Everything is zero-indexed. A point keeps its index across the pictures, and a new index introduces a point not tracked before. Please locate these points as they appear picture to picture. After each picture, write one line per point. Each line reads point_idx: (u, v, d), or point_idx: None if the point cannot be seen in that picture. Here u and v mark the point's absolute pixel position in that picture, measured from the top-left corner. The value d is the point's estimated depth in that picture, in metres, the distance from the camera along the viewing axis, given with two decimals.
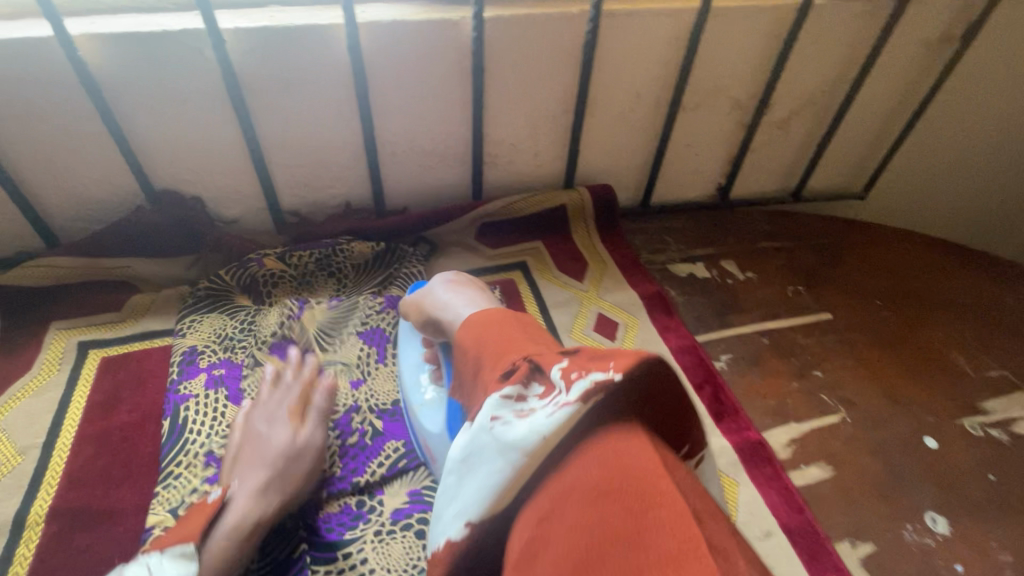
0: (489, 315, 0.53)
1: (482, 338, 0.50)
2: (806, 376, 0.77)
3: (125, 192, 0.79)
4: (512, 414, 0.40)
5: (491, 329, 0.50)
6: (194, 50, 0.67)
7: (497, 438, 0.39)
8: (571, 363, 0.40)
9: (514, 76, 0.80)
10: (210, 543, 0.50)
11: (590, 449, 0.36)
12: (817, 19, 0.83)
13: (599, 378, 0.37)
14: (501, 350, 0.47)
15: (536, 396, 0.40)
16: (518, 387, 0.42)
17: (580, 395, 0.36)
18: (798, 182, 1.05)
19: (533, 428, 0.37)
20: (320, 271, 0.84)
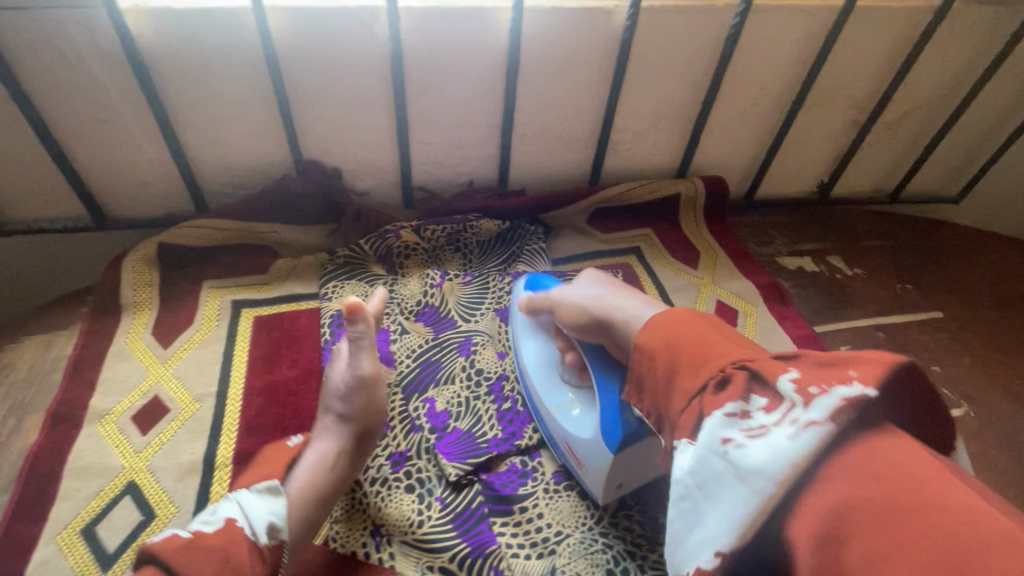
0: (672, 313, 0.52)
1: (672, 340, 0.49)
2: (925, 370, 0.79)
3: (274, 161, 0.83)
4: (743, 434, 0.40)
5: (675, 327, 0.50)
6: (366, 25, 0.71)
7: (733, 463, 0.40)
8: (805, 376, 0.41)
9: (651, 66, 0.82)
10: (296, 474, 0.58)
11: (848, 451, 0.37)
12: (950, 21, 0.85)
13: (852, 395, 0.38)
14: (682, 351, 0.48)
15: (761, 409, 0.41)
16: (740, 402, 0.42)
17: (830, 414, 0.37)
18: (898, 184, 1.07)
19: (777, 455, 0.37)
20: (448, 246, 0.88)
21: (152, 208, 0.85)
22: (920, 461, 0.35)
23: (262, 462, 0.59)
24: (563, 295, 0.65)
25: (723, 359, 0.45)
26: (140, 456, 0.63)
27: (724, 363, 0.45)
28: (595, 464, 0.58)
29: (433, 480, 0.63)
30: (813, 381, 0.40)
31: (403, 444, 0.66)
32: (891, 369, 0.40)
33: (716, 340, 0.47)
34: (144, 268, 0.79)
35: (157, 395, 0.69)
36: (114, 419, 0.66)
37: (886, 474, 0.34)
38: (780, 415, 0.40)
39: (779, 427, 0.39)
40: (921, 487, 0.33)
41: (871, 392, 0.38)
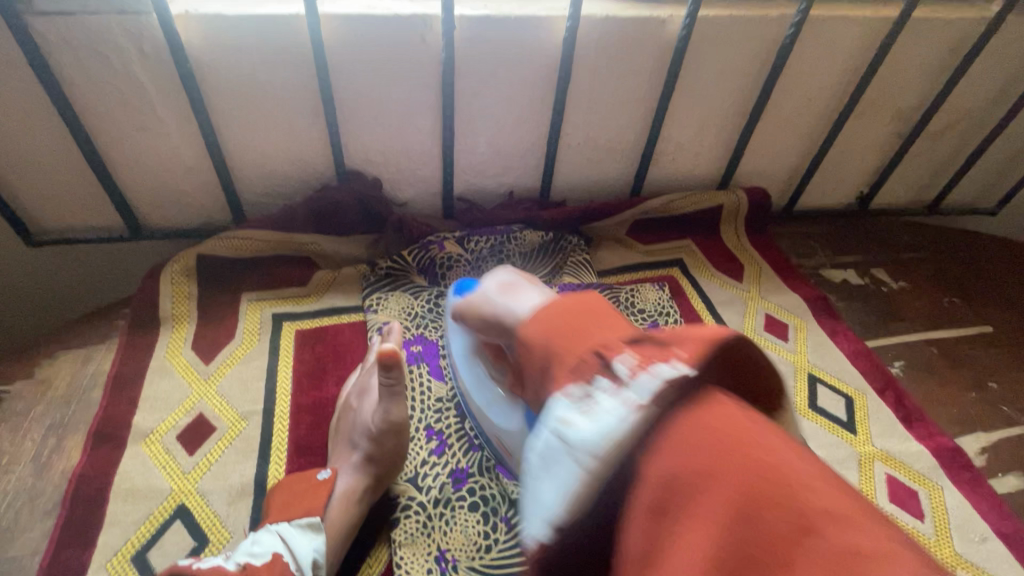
0: (556, 302, 0.43)
1: (556, 328, 0.41)
2: (983, 387, 0.78)
3: (315, 170, 0.81)
4: (578, 410, 0.34)
5: (563, 310, 0.41)
6: (419, 34, 0.69)
7: (566, 441, 0.33)
8: (641, 357, 0.36)
9: (701, 76, 0.81)
10: (331, 506, 0.57)
11: (683, 422, 0.32)
12: (1002, 33, 0.84)
13: (671, 373, 0.34)
14: (563, 339, 0.39)
15: (604, 389, 0.35)
16: (583, 385, 0.36)
17: (652, 396, 0.33)
18: (937, 196, 1.06)
19: (605, 431, 0.32)
20: (492, 258, 0.86)
21: (188, 217, 0.83)
22: (747, 431, 0.31)
23: (287, 495, 0.56)
24: (479, 296, 0.57)
25: (589, 344, 0.38)
26: (188, 478, 0.60)
27: (595, 344, 0.38)
28: (521, 453, 0.57)
29: (498, 498, 0.61)
30: (649, 362, 0.35)
31: (464, 461, 0.64)
32: (713, 343, 0.36)
33: (590, 324, 0.40)
34: (182, 280, 0.76)
35: (201, 413, 0.66)
36: (159, 438, 0.63)
37: (701, 440, 0.31)
38: (615, 392, 0.34)
39: (613, 402, 0.34)
40: (748, 456, 0.30)
41: (689, 372, 0.34)
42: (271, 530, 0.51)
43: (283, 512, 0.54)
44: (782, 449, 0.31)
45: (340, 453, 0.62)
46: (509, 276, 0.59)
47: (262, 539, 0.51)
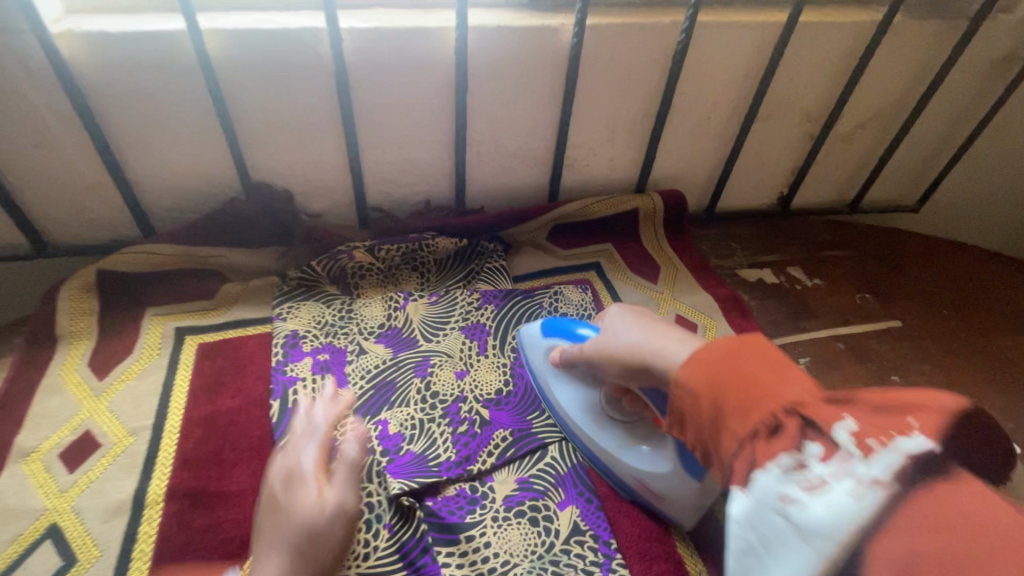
0: (715, 348, 0.45)
1: (717, 380, 0.44)
2: (886, 381, 0.79)
3: (222, 184, 0.82)
4: (800, 488, 0.37)
5: (743, 353, 0.44)
6: (308, 46, 0.70)
7: (794, 521, 0.36)
8: (864, 427, 0.38)
9: (602, 82, 0.83)
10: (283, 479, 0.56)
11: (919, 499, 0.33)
12: (893, 35, 0.86)
13: (915, 450, 0.35)
14: (750, 399, 0.41)
15: (818, 459, 0.38)
16: (794, 455, 0.38)
17: (895, 474, 0.34)
18: (857, 194, 1.08)
19: (838, 514, 0.34)
20: (404, 265, 0.86)
21: (95, 234, 0.83)
22: (997, 512, 0.32)
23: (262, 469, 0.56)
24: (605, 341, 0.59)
25: (778, 399, 0.41)
26: (65, 497, 0.60)
27: (780, 401, 0.40)
28: (675, 494, 0.59)
29: (383, 504, 0.60)
30: (871, 433, 0.37)
31: None
32: (952, 416, 0.37)
33: (775, 379, 0.42)
34: (82, 296, 0.76)
35: (88, 431, 0.65)
36: (40, 457, 0.62)
37: (951, 522, 0.31)
38: (840, 467, 0.36)
39: (840, 481, 0.36)
40: (1000, 538, 0.31)
41: (936, 447, 0.35)
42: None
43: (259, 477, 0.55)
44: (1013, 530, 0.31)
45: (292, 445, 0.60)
46: (636, 317, 0.59)
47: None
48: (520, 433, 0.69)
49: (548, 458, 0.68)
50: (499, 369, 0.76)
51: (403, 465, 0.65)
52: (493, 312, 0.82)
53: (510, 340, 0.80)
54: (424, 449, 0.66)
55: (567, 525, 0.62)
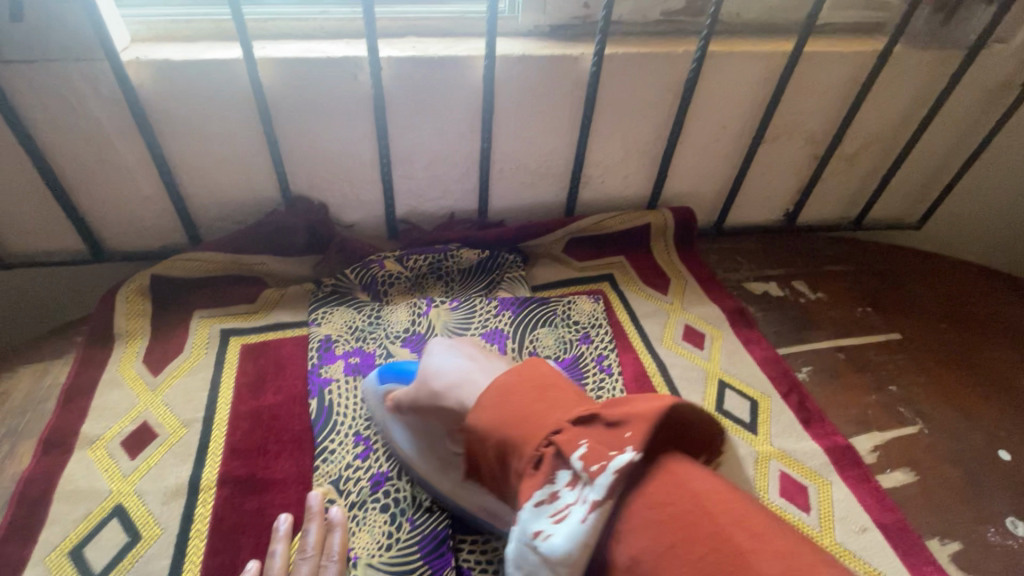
0: (506, 385, 0.53)
1: (501, 417, 0.51)
2: (883, 390, 0.83)
3: (265, 196, 0.88)
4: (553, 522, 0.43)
5: (518, 391, 0.52)
6: (350, 73, 0.77)
7: (545, 554, 0.43)
8: (590, 450, 0.44)
9: (618, 106, 0.88)
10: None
11: (635, 509, 0.42)
12: (894, 64, 0.92)
13: (621, 463, 0.42)
14: (528, 427, 0.49)
15: (566, 487, 0.44)
16: (547, 487, 0.45)
17: (606, 492, 0.41)
18: (860, 212, 1.13)
19: (575, 537, 0.41)
20: (429, 275, 0.93)
21: (148, 241, 0.90)
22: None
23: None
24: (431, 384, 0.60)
25: (543, 431, 0.48)
26: (128, 480, 0.66)
27: (543, 437, 0.47)
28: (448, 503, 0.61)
29: (408, 499, 0.66)
30: (596, 455, 0.43)
31: (385, 464, 0.69)
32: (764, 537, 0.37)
33: (545, 408, 0.49)
34: (137, 299, 0.83)
35: (146, 421, 0.72)
36: (104, 444, 0.69)
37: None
38: (578, 496, 0.43)
39: (577, 507, 0.43)
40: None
41: (634, 454, 0.42)
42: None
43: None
44: (719, 510, 0.39)
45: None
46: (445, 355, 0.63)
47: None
48: None
49: None
50: None
51: None
52: (510, 318, 0.87)
53: (529, 345, 0.86)
54: None
55: None
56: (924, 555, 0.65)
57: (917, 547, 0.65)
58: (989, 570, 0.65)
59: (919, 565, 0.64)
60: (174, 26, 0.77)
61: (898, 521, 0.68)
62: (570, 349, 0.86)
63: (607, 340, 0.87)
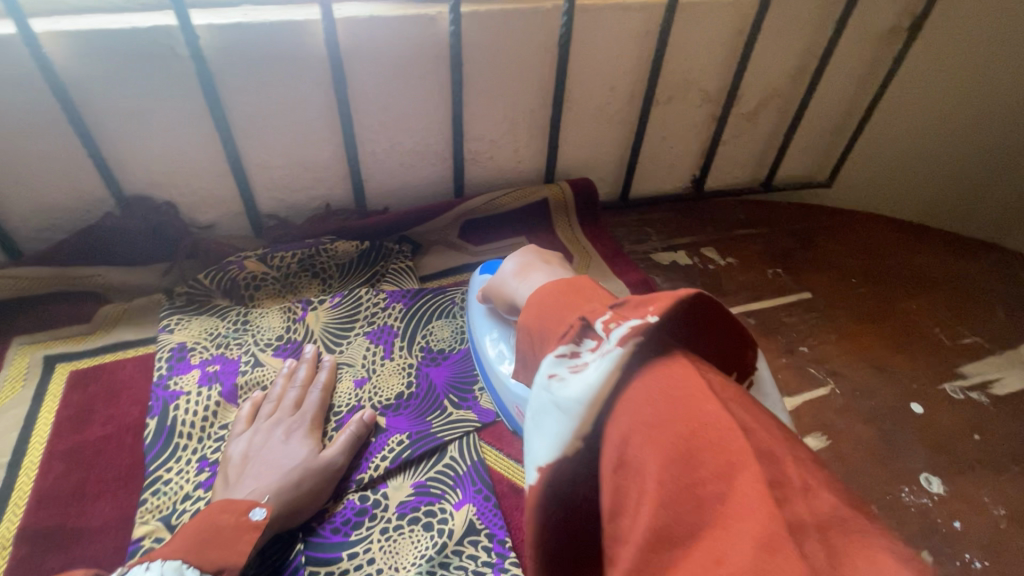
0: (545, 291, 0.44)
1: (543, 314, 0.43)
2: (794, 352, 0.78)
3: (94, 200, 0.77)
4: (566, 369, 0.36)
5: (552, 296, 0.43)
6: (166, 46, 0.66)
7: (554, 394, 0.36)
8: (618, 312, 0.38)
9: (492, 71, 0.81)
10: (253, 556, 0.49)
11: (649, 379, 0.33)
12: (777, 11, 0.87)
13: (637, 322, 0.35)
14: (551, 318, 0.41)
15: (590, 348, 0.37)
16: (570, 344, 0.38)
17: (621, 338, 0.35)
18: (768, 172, 1.09)
19: (585, 383, 0.34)
20: (303, 273, 0.82)
21: None
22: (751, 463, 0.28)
23: (200, 533, 0.48)
24: (496, 276, 0.64)
25: (575, 314, 0.40)
26: None
27: (582, 311, 0.40)
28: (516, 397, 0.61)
29: None
30: (623, 315, 0.37)
31: None
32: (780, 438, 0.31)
33: (573, 302, 0.41)
34: None
35: None
36: None
37: (693, 439, 0.30)
38: (597, 348, 0.36)
39: (592, 355, 0.36)
40: (722, 451, 0.29)
41: (653, 320, 0.35)
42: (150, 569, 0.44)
43: (192, 551, 0.46)
44: (727, 403, 0.32)
45: (263, 485, 0.54)
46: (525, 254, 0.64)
47: None
48: (418, 436, 0.64)
49: (445, 461, 0.63)
50: (404, 372, 0.71)
51: None
52: (400, 311, 0.77)
53: (419, 341, 0.75)
54: None
55: (461, 525, 0.57)
56: None
57: None
58: (905, 535, 0.59)
59: None
60: None
61: None
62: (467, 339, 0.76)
63: None
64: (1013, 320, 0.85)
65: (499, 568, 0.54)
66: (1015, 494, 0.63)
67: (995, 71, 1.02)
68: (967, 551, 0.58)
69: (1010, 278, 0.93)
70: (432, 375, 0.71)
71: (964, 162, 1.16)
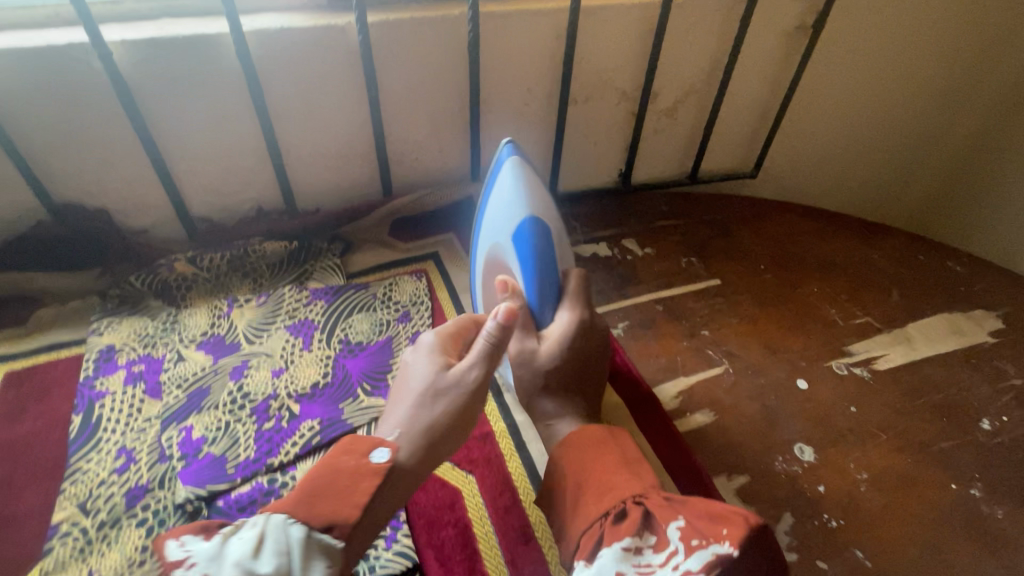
0: (587, 434, 0.58)
1: (583, 465, 0.55)
2: (695, 335, 0.84)
3: (26, 210, 0.80)
4: (634, 571, 0.44)
5: (604, 458, 0.54)
6: (81, 62, 0.70)
7: None
8: (686, 526, 0.44)
9: (407, 77, 0.85)
10: (375, 504, 0.49)
11: None
12: (682, 13, 0.92)
13: (714, 553, 0.41)
14: (594, 483, 0.52)
15: (651, 550, 0.45)
16: (632, 538, 0.46)
17: (698, 568, 0.41)
18: (693, 165, 1.14)
19: None
20: (233, 272, 0.86)
21: None
22: None
23: (325, 473, 0.48)
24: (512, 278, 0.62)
25: (627, 491, 0.49)
26: None
27: (627, 495, 0.49)
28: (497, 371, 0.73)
29: (169, 510, 0.61)
30: (697, 531, 0.43)
31: (145, 476, 0.63)
32: None
33: (622, 478, 0.51)
34: None
35: None
36: None
37: None
38: (666, 558, 0.43)
39: (661, 569, 0.43)
40: None
41: (726, 550, 0.40)
42: (255, 525, 0.43)
43: (304, 502, 0.46)
44: None
45: (410, 424, 0.53)
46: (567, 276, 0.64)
47: (267, 555, 0.42)
48: (329, 421, 0.69)
49: None
50: (321, 362, 0.76)
51: (198, 469, 0.64)
52: (321, 307, 0.82)
53: (338, 333, 0.80)
54: (225, 450, 0.66)
55: None
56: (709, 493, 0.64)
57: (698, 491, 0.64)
58: (773, 499, 0.65)
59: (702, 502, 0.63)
60: None
61: (690, 464, 0.66)
62: (385, 330, 0.81)
63: (426, 317, 0.84)
64: (906, 300, 0.90)
65: (391, 538, 0.60)
66: (879, 459, 0.69)
67: (901, 64, 1.07)
68: (826, 512, 0.64)
69: (911, 261, 0.98)
70: (347, 364, 0.76)
71: (882, 151, 1.21)
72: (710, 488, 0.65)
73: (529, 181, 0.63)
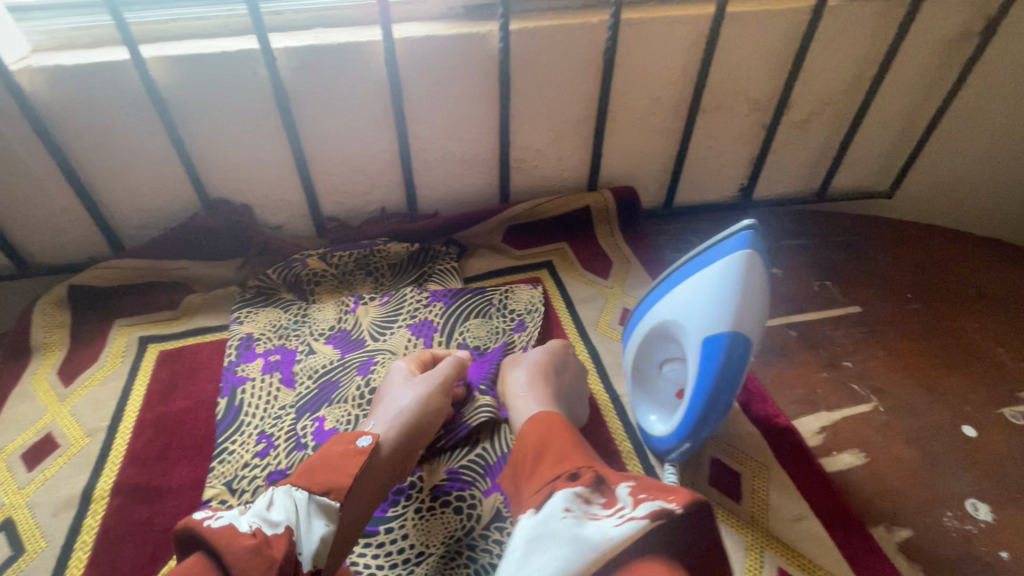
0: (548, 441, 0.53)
1: (539, 449, 0.53)
2: (836, 366, 0.77)
3: (183, 202, 0.87)
4: (587, 518, 0.41)
5: (546, 437, 0.54)
6: (248, 67, 0.75)
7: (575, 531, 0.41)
8: (644, 489, 0.42)
9: (538, 84, 0.85)
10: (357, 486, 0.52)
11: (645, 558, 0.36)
12: (832, 20, 0.86)
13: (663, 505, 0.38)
14: (545, 453, 0.51)
15: (601, 508, 0.42)
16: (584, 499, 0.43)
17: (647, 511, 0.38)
18: (823, 181, 1.06)
19: (605, 532, 0.39)
20: (358, 270, 0.89)
21: (73, 252, 0.89)
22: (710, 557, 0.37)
23: (316, 458, 0.52)
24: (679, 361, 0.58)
25: (568, 463, 0.49)
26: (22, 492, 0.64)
27: (573, 464, 0.48)
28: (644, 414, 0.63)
29: None
30: (648, 492, 0.41)
31: (284, 462, 0.65)
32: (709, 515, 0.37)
33: (566, 446, 0.52)
34: (55, 311, 0.83)
35: (50, 432, 0.70)
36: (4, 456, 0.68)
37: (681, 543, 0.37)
38: (612, 511, 0.41)
39: (610, 519, 0.40)
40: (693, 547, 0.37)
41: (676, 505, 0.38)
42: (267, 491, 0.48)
43: (304, 477, 0.50)
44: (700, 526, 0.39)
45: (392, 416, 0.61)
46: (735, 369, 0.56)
47: (288, 507, 0.47)
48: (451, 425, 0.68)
49: (476, 451, 0.66)
50: None
51: None
52: (441, 308, 0.83)
53: (458, 336, 0.81)
54: None
55: (488, 511, 0.61)
56: (869, 544, 0.58)
57: (854, 540, 0.58)
58: (943, 560, 0.57)
59: (862, 555, 0.57)
60: (74, 33, 0.75)
61: (845, 508, 0.60)
62: (502, 337, 0.80)
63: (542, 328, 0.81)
64: None
65: None
66: None
67: None
68: None
69: None
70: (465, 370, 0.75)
71: None
72: (870, 535, 0.58)
73: (752, 283, 0.49)
